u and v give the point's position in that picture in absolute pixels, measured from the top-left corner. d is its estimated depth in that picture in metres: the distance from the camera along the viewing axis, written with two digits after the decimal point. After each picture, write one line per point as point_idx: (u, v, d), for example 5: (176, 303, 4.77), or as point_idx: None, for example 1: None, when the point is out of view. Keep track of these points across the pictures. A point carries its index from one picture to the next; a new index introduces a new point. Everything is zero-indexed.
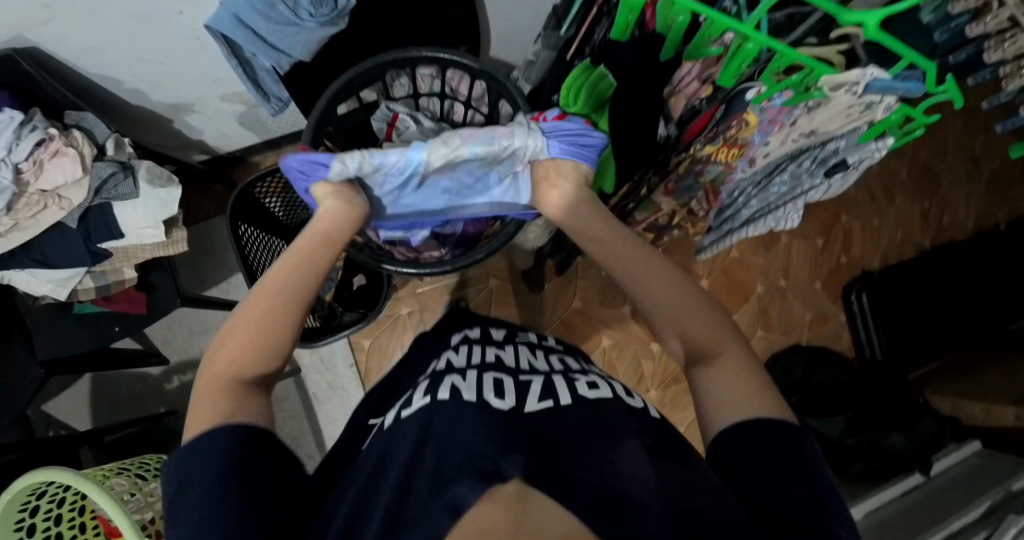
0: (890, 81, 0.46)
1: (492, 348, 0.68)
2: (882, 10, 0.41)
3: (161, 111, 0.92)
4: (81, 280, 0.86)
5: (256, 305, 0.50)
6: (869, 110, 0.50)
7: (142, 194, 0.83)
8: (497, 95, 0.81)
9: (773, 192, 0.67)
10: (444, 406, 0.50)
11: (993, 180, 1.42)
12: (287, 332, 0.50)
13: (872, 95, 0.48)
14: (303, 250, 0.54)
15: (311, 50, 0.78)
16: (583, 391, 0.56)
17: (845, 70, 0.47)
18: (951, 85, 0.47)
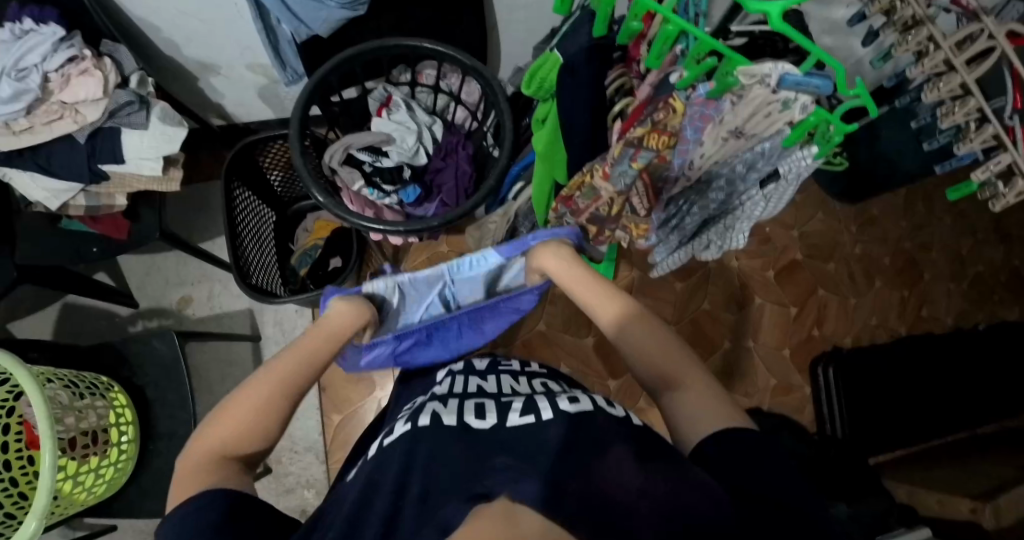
0: (801, 77, 0.52)
1: (477, 377, 0.71)
2: (783, 2, 0.48)
3: (190, 67, 1.03)
4: (76, 196, 0.92)
5: (264, 382, 0.59)
6: (787, 109, 0.56)
7: (150, 127, 0.91)
8: (486, 94, 0.87)
9: (712, 199, 0.73)
10: (427, 430, 0.54)
11: (976, 283, 1.43)
12: (286, 405, 0.59)
13: (787, 91, 0.53)
14: (307, 344, 0.65)
15: (330, 27, 0.85)
16: (564, 405, 0.56)
17: (760, 64, 0.53)
18: (862, 88, 0.54)
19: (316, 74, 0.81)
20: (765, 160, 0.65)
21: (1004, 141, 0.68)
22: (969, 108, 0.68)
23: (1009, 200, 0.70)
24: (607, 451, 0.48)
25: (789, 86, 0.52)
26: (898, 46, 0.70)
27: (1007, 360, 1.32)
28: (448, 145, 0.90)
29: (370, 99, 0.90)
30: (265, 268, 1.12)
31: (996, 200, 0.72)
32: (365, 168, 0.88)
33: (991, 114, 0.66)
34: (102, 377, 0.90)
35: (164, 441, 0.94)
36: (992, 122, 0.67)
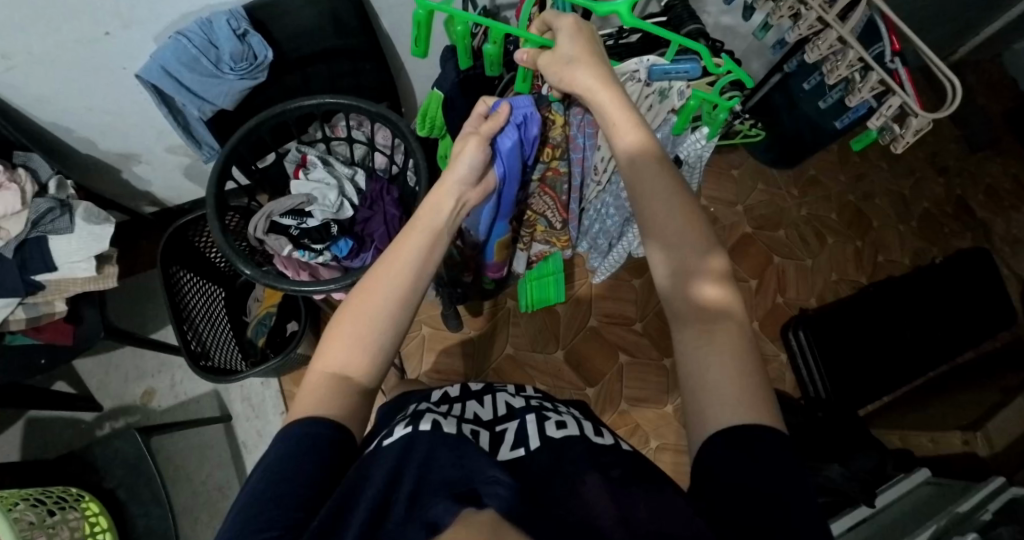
0: (668, 65, 0.53)
1: (472, 402, 0.63)
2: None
3: (112, 161, 1.04)
4: (13, 311, 0.90)
5: (376, 278, 0.52)
6: (666, 96, 0.57)
7: (77, 229, 0.92)
8: (396, 135, 0.90)
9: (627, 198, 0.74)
10: (423, 435, 0.49)
11: (925, 219, 1.46)
12: (387, 327, 0.50)
13: (658, 81, 0.55)
14: (403, 244, 0.53)
15: (232, 99, 0.90)
16: (551, 431, 0.53)
17: (627, 62, 0.56)
18: (732, 64, 0.53)
19: (225, 150, 0.85)
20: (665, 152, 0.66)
21: (890, 85, 0.63)
22: (850, 60, 0.65)
23: (906, 141, 0.64)
24: (584, 478, 0.45)
25: (659, 77, 0.54)
26: (775, 14, 0.68)
27: (968, 288, 1.34)
28: (372, 193, 0.94)
29: (286, 162, 0.93)
30: (222, 345, 1.13)
31: (897, 146, 0.67)
32: (292, 232, 0.88)
33: (869, 61, 0.62)
34: (73, 490, 0.87)
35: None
36: (874, 69, 0.63)
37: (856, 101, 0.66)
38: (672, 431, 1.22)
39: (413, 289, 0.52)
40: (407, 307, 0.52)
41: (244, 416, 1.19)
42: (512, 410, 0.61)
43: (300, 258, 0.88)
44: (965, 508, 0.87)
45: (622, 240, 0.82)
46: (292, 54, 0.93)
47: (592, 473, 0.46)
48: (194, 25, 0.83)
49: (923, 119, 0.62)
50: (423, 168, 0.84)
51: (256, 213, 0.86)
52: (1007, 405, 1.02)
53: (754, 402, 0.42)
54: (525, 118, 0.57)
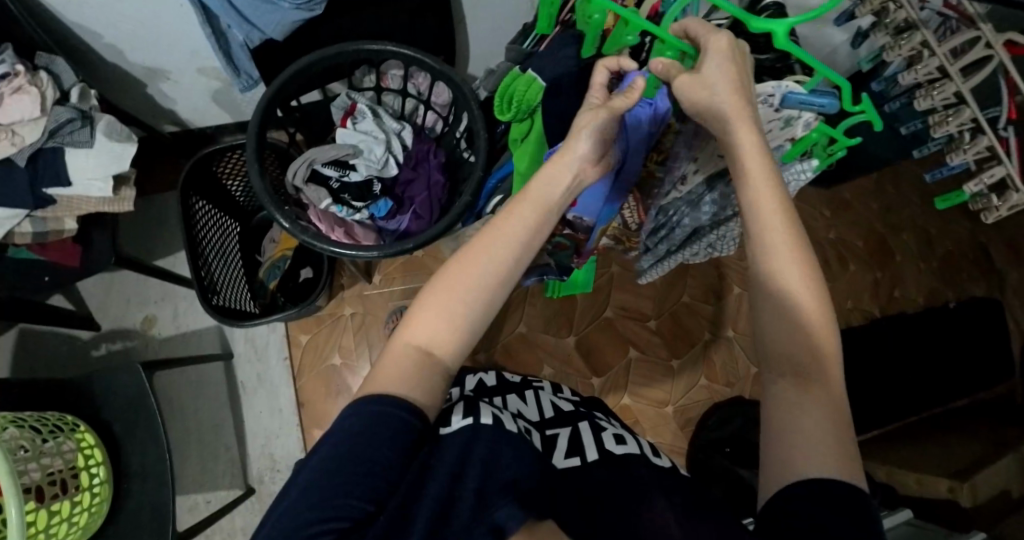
0: (804, 96, 0.48)
1: (515, 398, 0.67)
2: (790, 20, 0.42)
3: (138, 74, 0.97)
4: (19, 223, 0.85)
5: (480, 249, 0.48)
6: (789, 126, 0.52)
7: (97, 144, 0.86)
8: (455, 96, 0.84)
9: (706, 214, 0.70)
10: (485, 429, 0.47)
11: (945, 261, 1.47)
12: (481, 304, 0.47)
13: (790, 110, 0.50)
14: (515, 216, 0.49)
15: (284, 30, 0.82)
16: (610, 446, 0.57)
17: (763, 82, 0.49)
18: (869, 106, 0.48)
19: (273, 86, 0.79)
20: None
21: (998, 153, 0.60)
22: (963, 118, 0.61)
23: (1002, 214, 0.62)
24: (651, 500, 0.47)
25: (792, 105, 0.49)
26: (889, 51, 0.62)
27: (973, 337, 1.36)
28: (418, 153, 0.89)
29: (334, 107, 0.87)
30: (233, 283, 1.09)
31: (988, 215, 0.65)
32: (332, 184, 0.85)
33: (985, 124, 0.59)
34: (74, 419, 0.84)
35: (138, 479, 0.88)
36: (986, 135, 0.59)
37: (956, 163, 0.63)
38: (667, 431, 1.24)
39: (517, 266, 0.49)
40: (506, 285, 0.48)
41: (245, 358, 1.16)
42: (559, 414, 0.65)
43: (337, 214, 0.84)
44: None
45: (683, 250, 0.79)
46: None
47: (659, 494, 0.48)
48: None
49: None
50: (483, 140, 0.79)
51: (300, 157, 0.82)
52: (996, 461, 1.05)
53: (842, 455, 0.39)
54: (636, 122, 0.55)
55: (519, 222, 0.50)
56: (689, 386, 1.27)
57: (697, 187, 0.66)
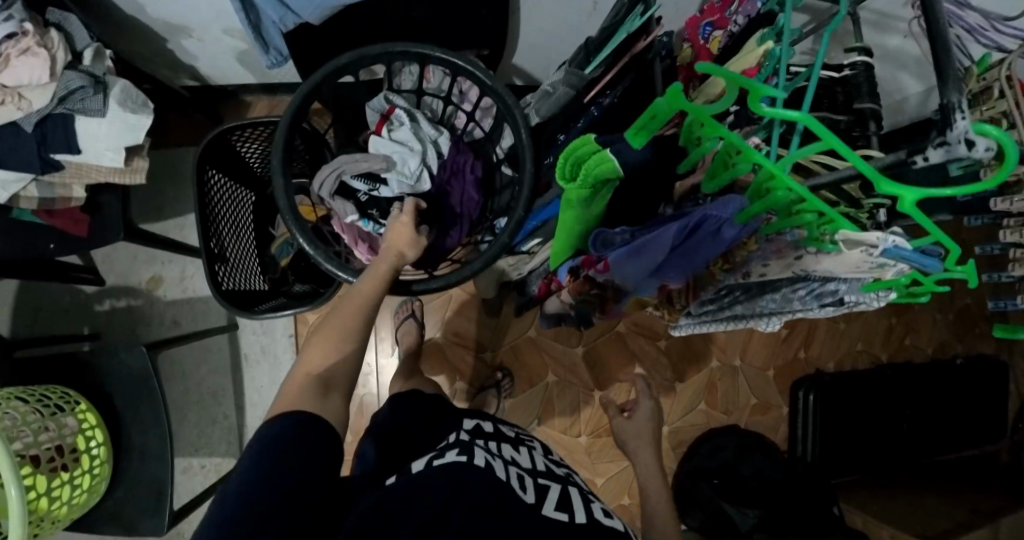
0: (908, 252, 0.42)
1: (509, 445, 0.61)
2: (925, 191, 0.35)
3: (158, 28, 0.88)
4: (25, 187, 0.80)
5: (363, 285, 0.59)
6: (880, 268, 0.46)
7: (109, 114, 0.79)
8: (502, 115, 0.77)
9: (761, 306, 0.62)
10: (472, 474, 0.47)
11: (963, 313, 1.45)
12: (354, 320, 0.56)
13: (886, 259, 0.44)
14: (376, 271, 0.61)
15: (323, 14, 0.73)
16: (598, 515, 0.49)
17: (866, 229, 0.43)
18: (970, 269, 0.43)
19: (309, 82, 0.72)
20: (833, 297, 0.55)
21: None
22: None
23: None
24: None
25: (891, 259, 0.43)
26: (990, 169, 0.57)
27: (974, 395, 1.37)
28: (454, 164, 0.82)
29: (368, 108, 0.80)
30: (244, 258, 1.05)
31: None
32: (360, 196, 0.81)
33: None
34: (79, 401, 0.84)
35: (139, 456, 0.89)
36: None
37: None
38: (659, 449, 1.26)
39: (379, 304, 0.59)
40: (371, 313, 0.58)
41: (250, 330, 1.15)
42: (551, 471, 0.58)
43: (363, 228, 0.79)
44: None
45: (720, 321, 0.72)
46: None
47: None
48: None
49: None
50: (527, 174, 0.73)
51: (332, 162, 0.77)
52: (975, 531, 1.08)
53: None
54: (718, 235, 0.46)
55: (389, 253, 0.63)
56: (687, 409, 1.28)
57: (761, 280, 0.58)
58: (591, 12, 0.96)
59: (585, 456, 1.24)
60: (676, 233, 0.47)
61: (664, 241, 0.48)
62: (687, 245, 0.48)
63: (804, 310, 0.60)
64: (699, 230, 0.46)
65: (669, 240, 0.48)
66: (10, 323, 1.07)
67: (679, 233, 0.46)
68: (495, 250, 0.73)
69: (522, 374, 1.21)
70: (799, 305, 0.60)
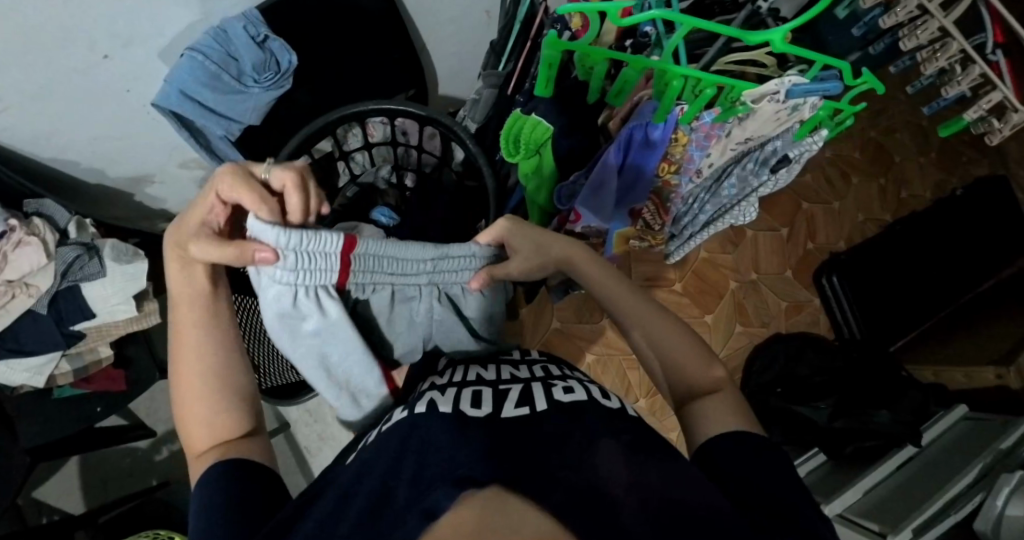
0: (807, 84, 0.53)
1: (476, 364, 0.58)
2: (785, 29, 0.47)
3: (122, 185, 0.95)
4: (57, 365, 0.86)
5: (191, 360, 0.47)
6: (795, 111, 0.57)
7: (109, 272, 0.85)
8: (446, 134, 0.87)
9: (725, 195, 0.74)
10: (422, 420, 0.45)
11: (944, 148, 1.50)
12: (213, 385, 0.46)
13: (795, 99, 0.55)
14: (196, 323, 0.47)
15: (259, 113, 0.82)
16: (559, 395, 0.50)
17: (766, 82, 0.53)
18: (867, 76, 0.56)
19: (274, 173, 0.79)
20: (777, 155, 0.66)
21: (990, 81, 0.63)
22: (951, 52, 0.64)
23: (1003, 134, 0.66)
24: (598, 444, 0.42)
25: (799, 95, 0.54)
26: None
27: (988, 217, 1.38)
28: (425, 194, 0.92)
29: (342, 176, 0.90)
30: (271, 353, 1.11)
31: (990, 137, 0.68)
32: None
33: (972, 53, 0.61)
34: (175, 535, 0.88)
35: None
36: (977, 64, 0.63)
37: (953, 94, 0.67)
38: None
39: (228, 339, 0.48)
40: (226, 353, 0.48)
41: (302, 423, 1.19)
42: (515, 377, 0.55)
43: None
44: (1009, 445, 0.96)
45: (705, 228, 0.80)
46: (315, 52, 0.84)
47: (607, 435, 0.44)
48: (206, 38, 0.73)
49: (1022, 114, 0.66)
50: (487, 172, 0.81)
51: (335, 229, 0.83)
52: None
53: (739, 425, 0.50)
54: (650, 138, 0.59)
55: (185, 280, 0.47)
56: (727, 336, 1.29)
57: (714, 172, 0.71)
58: (488, 21, 1.03)
59: (650, 418, 1.25)
60: (617, 147, 0.59)
61: (609, 160, 0.60)
62: (631, 158, 0.61)
63: (763, 183, 0.71)
64: (635, 136, 0.59)
65: (614, 157, 0.60)
66: (84, 503, 1.10)
67: (620, 144, 0.59)
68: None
69: None
70: (757, 181, 0.71)
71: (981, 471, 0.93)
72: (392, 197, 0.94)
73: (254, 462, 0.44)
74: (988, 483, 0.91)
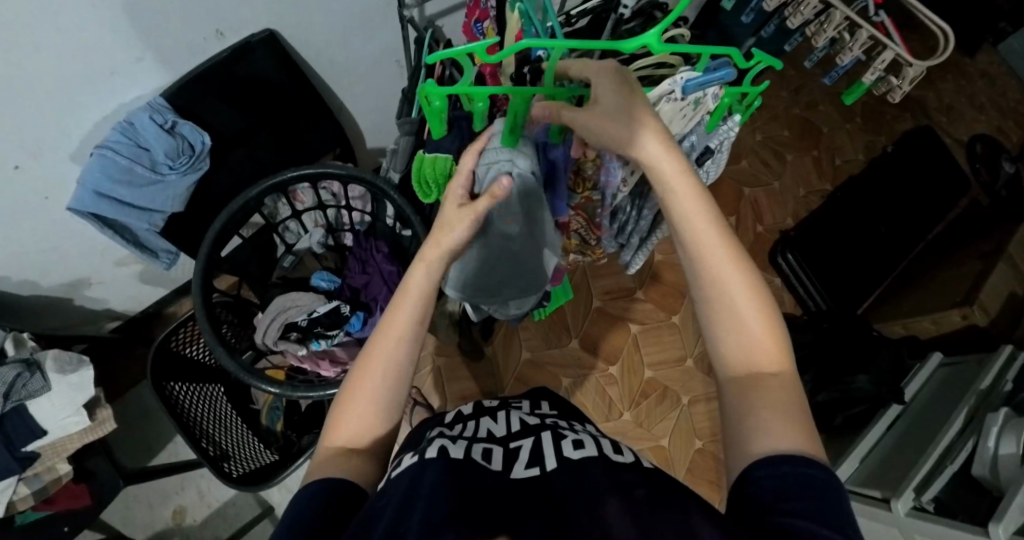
0: (700, 77, 0.55)
1: (486, 420, 0.64)
2: (653, 30, 0.48)
3: (60, 293, 0.94)
4: (15, 489, 0.83)
5: (385, 359, 0.49)
6: (699, 103, 0.60)
7: (55, 385, 0.84)
8: (372, 189, 0.88)
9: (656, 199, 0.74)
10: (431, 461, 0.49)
11: (866, 112, 1.56)
12: (381, 393, 0.48)
13: (694, 93, 0.57)
14: (401, 324, 0.49)
15: (180, 199, 0.83)
16: (567, 451, 0.53)
17: (659, 85, 0.56)
18: (761, 55, 0.57)
19: (202, 256, 0.79)
20: (696, 150, 0.68)
21: (881, 40, 0.62)
22: (837, 21, 0.64)
23: (905, 90, 0.64)
24: (588, 524, 0.40)
25: (695, 89, 0.56)
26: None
27: (923, 169, 1.42)
28: (364, 255, 0.92)
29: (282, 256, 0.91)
30: (239, 439, 1.09)
31: (895, 95, 0.67)
32: (303, 324, 0.86)
33: (856, 19, 0.62)
34: None
35: None
36: (862, 26, 0.62)
37: (849, 59, 0.66)
38: (697, 382, 1.27)
39: (416, 353, 0.50)
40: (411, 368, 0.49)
41: (285, 503, 1.15)
42: (526, 426, 0.61)
43: (318, 348, 0.86)
44: (990, 381, 0.94)
45: (650, 233, 0.82)
46: (229, 129, 0.85)
47: (599, 508, 0.42)
48: (114, 133, 0.75)
49: (917, 67, 0.62)
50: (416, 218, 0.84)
51: (272, 308, 0.86)
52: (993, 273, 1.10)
53: (797, 440, 0.38)
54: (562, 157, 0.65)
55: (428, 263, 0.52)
56: (698, 331, 1.30)
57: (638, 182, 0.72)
58: (401, 71, 1.06)
59: (640, 429, 1.24)
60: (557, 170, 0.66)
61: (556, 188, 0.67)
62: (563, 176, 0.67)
63: None
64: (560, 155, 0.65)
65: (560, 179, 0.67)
66: None
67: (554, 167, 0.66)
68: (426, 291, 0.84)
69: None
70: None
71: (969, 415, 0.91)
72: (329, 260, 0.98)
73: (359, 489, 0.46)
74: (975, 427, 0.88)
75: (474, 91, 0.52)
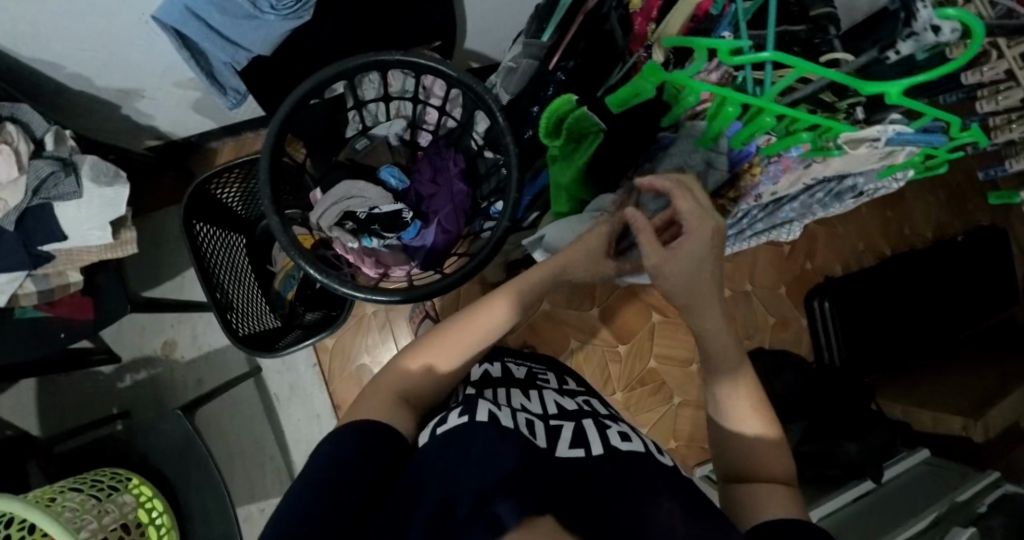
0: (910, 134, 0.49)
1: (518, 391, 0.64)
2: (907, 83, 0.38)
3: (110, 96, 0.87)
4: (21, 284, 0.80)
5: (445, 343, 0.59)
6: (889, 155, 0.53)
7: (86, 193, 0.79)
8: (474, 100, 0.80)
9: (779, 217, 0.69)
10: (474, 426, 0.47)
11: (957, 187, 1.49)
12: (422, 379, 0.57)
13: (895, 146, 0.51)
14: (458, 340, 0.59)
15: (271, 43, 0.74)
16: (616, 442, 0.54)
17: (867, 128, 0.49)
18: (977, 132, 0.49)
19: (280, 115, 0.72)
20: (851, 190, 0.64)
21: None
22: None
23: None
24: None
25: (899, 144, 0.49)
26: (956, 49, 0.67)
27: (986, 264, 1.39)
28: (438, 165, 0.86)
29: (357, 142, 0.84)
30: (248, 296, 1.05)
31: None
32: (360, 217, 0.81)
33: None
34: (131, 476, 0.83)
35: (200, 521, 0.87)
36: None
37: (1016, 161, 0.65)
38: (693, 389, 1.30)
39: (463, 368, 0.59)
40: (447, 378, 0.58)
41: (274, 370, 1.15)
42: (564, 410, 0.61)
43: (368, 246, 0.82)
44: (966, 497, 0.96)
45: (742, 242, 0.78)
46: None
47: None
48: None
49: None
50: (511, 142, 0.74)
51: (335, 191, 0.80)
52: (1012, 394, 1.11)
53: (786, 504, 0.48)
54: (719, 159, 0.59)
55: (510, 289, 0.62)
56: None
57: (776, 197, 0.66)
58: None
59: (625, 412, 1.27)
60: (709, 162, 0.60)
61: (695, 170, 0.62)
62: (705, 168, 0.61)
63: (824, 210, 0.68)
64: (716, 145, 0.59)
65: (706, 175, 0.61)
66: (38, 421, 1.06)
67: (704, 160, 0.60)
68: (503, 227, 0.76)
69: (546, 345, 1.26)
70: (818, 208, 0.67)
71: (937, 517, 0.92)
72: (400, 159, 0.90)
73: (378, 430, 0.50)
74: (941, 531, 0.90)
75: (688, 81, 0.46)
